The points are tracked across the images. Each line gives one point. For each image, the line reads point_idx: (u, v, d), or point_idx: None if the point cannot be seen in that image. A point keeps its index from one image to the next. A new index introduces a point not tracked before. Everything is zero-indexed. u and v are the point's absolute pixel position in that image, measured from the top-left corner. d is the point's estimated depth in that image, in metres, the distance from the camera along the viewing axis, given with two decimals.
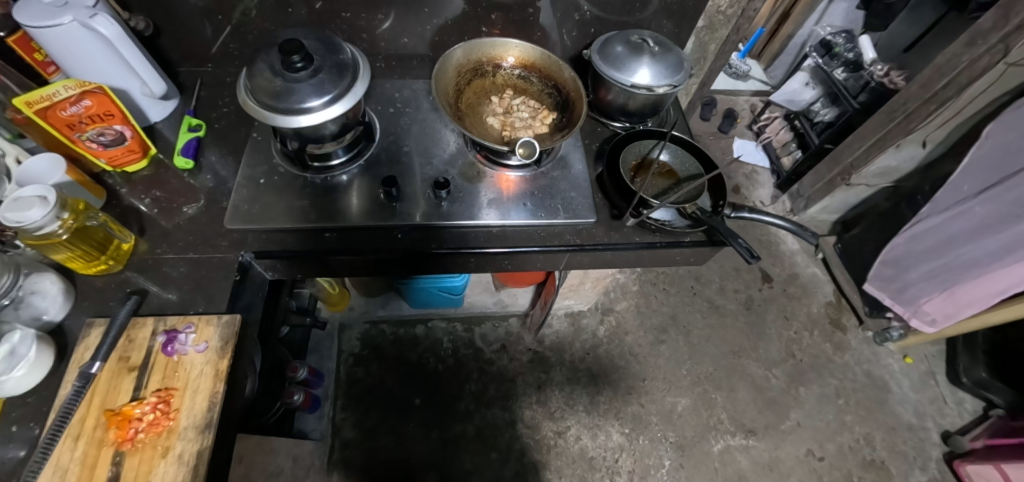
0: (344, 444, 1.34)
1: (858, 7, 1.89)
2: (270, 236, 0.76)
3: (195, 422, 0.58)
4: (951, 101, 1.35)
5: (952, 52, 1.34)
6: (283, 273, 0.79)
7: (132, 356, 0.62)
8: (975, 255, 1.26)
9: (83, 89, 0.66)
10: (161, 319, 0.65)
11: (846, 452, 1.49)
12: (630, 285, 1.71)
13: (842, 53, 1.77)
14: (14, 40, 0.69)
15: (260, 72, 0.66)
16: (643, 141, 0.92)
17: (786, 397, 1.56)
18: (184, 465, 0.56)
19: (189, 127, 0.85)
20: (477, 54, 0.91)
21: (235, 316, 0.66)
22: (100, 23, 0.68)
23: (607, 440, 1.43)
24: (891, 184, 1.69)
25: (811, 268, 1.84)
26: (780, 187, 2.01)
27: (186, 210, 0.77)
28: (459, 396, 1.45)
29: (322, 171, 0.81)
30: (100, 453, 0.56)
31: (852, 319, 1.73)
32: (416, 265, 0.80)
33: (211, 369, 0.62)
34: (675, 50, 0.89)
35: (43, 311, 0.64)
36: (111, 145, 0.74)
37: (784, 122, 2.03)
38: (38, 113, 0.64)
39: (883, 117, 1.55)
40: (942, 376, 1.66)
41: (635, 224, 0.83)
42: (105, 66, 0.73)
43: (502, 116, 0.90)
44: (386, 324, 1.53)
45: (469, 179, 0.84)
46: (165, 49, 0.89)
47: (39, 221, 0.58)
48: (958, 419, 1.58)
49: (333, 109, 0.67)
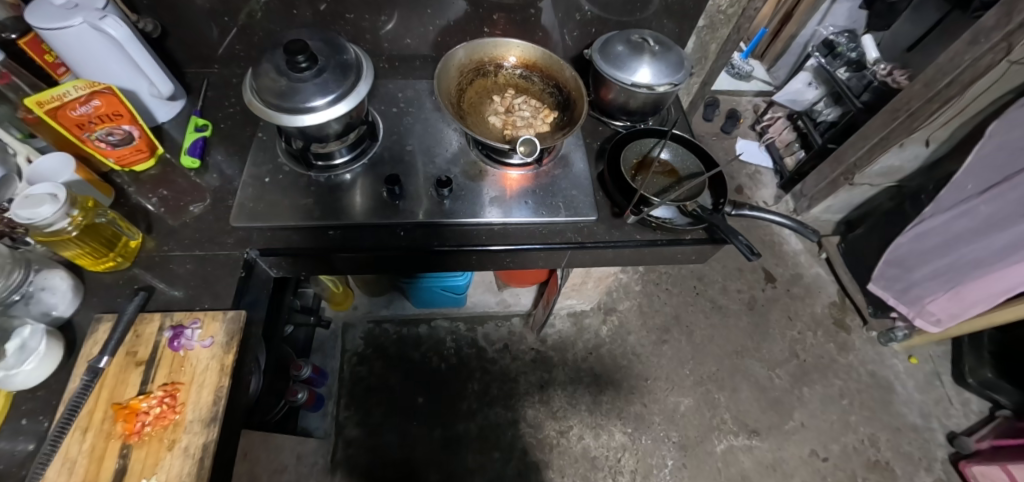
0: (347, 443, 1.35)
1: (861, 7, 1.90)
2: (274, 233, 0.77)
3: (201, 415, 0.59)
4: (953, 100, 1.35)
5: (955, 51, 1.35)
6: (288, 271, 0.80)
7: (140, 351, 0.63)
8: (979, 254, 1.26)
9: (92, 90, 0.67)
10: (168, 314, 0.66)
11: (849, 452, 1.49)
12: (632, 284, 1.71)
13: (845, 53, 1.80)
14: (25, 42, 0.70)
15: (266, 73, 0.67)
16: (644, 139, 0.92)
17: (789, 398, 1.55)
18: (190, 458, 0.57)
19: (195, 127, 0.86)
20: (479, 55, 0.92)
21: (241, 312, 0.67)
22: (109, 24, 0.69)
23: (610, 440, 1.43)
24: (895, 184, 1.68)
25: (814, 268, 1.83)
26: (782, 187, 2.01)
27: (192, 209, 0.78)
28: (461, 395, 1.45)
29: (326, 170, 0.82)
30: (108, 445, 0.57)
31: (857, 319, 1.73)
32: (420, 263, 0.81)
33: (217, 363, 0.63)
34: (676, 49, 0.89)
35: (53, 307, 0.65)
36: (119, 144, 0.75)
37: (787, 122, 2.03)
38: (48, 113, 0.66)
39: (887, 116, 1.55)
40: (947, 376, 1.66)
41: (636, 222, 0.84)
42: (116, 67, 0.75)
43: (504, 115, 0.91)
44: (390, 323, 1.54)
45: (471, 177, 0.84)
46: (172, 51, 0.91)
47: (50, 218, 0.59)
48: (963, 419, 1.57)
49: (337, 108, 0.69)
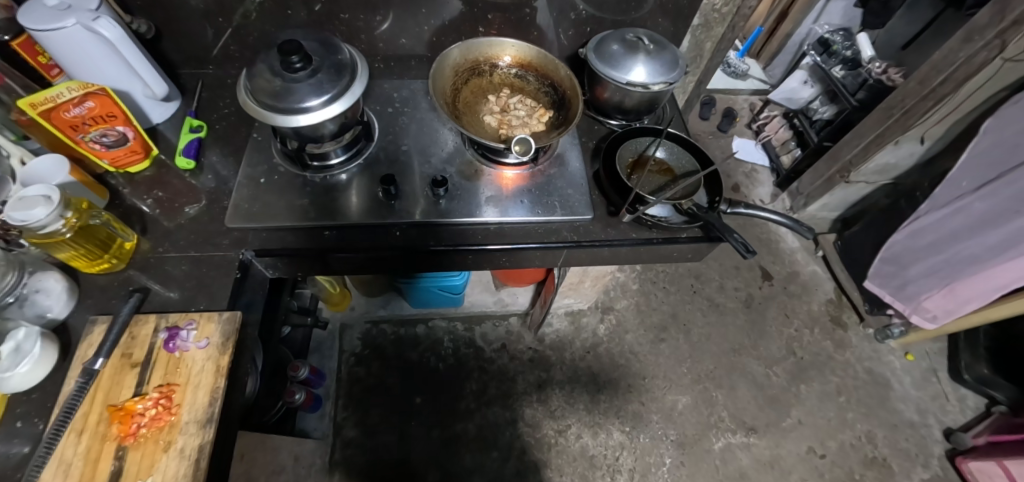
0: (345, 444, 1.35)
1: (856, 5, 1.91)
2: (270, 234, 0.77)
3: (197, 417, 0.59)
4: (948, 98, 1.35)
5: (949, 48, 1.35)
6: (283, 272, 0.80)
7: (135, 353, 0.63)
8: (975, 251, 1.26)
9: (85, 91, 0.67)
10: (163, 316, 0.66)
11: (847, 449, 1.49)
12: (629, 283, 1.72)
13: (840, 51, 1.80)
14: (18, 43, 0.70)
15: (260, 73, 0.67)
16: (639, 138, 0.93)
17: (787, 395, 1.56)
18: (186, 459, 0.57)
19: (190, 127, 0.85)
20: (474, 54, 0.92)
21: (237, 313, 0.67)
22: (102, 25, 0.69)
23: (608, 438, 1.43)
24: (891, 181, 1.68)
25: (811, 266, 1.84)
26: (779, 185, 2.02)
27: (188, 211, 0.78)
28: (459, 395, 1.45)
29: (321, 170, 0.82)
30: (103, 447, 0.56)
31: (853, 317, 1.73)
32: (417, 262, 0.81)
33: (213, 365, 0.63)
34: (670, 47, 0.90)
35: (48, 309, 0.65)
36: (114, 146, 0.75)
37: (783, 121, 2.05)
38: (42, 114, 0.65)
39: (881, 113, 1.56)
40: (943, 373, 1.66)
41: (632, 221, 0.84)
42: (109, 69, 0.75)
43: (499, 114, 0.91)
44: (387, 324, 1.54)
45: (467, 177, 0.84)
46: (166, 51, 0.90)
47: (44, 220, 0.59)
48: (959, 415, 1.58)
49: (331, 108, 0.68)
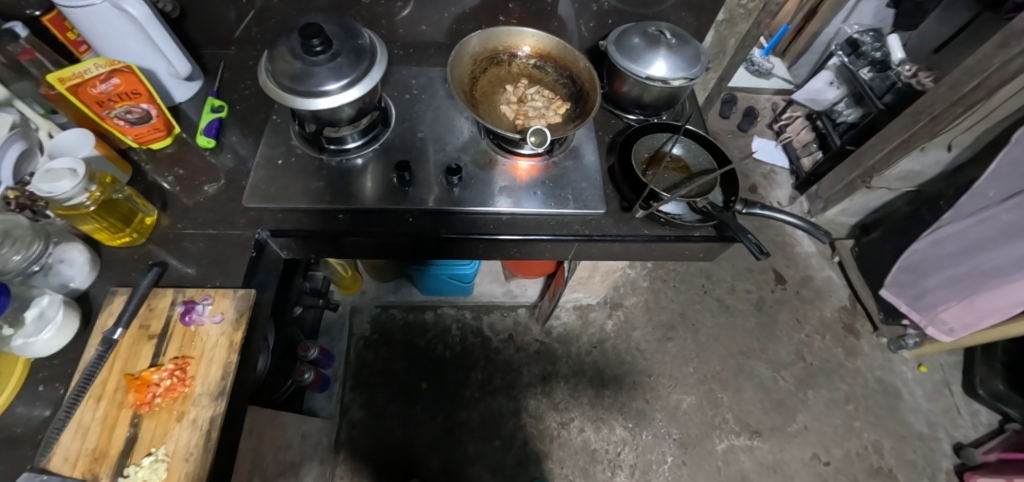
0: (351, 425, 1.37)
1: (888, 5, 1.85)
2: (285, 215, 0.78)
3: (210, 389, 0.61)
4: (979, 105, 1.32)
5: (983, 53, 1.31)
6: (297, 253, 0.81)
7: (152, 325, 0.65)
8: (997, 264, 1.23)
9: (112, 67, 0.68)
10: (180, 290, 0.67)
11: (852, 458, 1.47)
12: (640, 280, 1.71)
13: (869, 52, 1.75)
14: (48, 19, 0.71)
15: (281, 55, 0.68)
16: (656, 134, 0.92)
17: (794, 400, 1.54)
18: (198, 429, 0.58)
19: (211, 107, 0.87)
20: (494, 43, 0.92)
21: (250, 290, 0.69)
22: (129, 3, 0.69)
23: (610, 434, 1.43)
24: (914, 188, 1.64)
25: (826, 271, 1.81)
26: (798, 188, 1.98)
27: (207, 189, 0.79)
28: (464, 383, 1.47)
29: (337, 154, 0.82)
30: (120, 414, 0.58)
31: (866, 325, 1.70)
32: (428, 249, 0.82)
33: (226, 340, 0.64)
34: (693, 42, 0.88)
35: (70, 279, 0.67)
36: (138, 122, 0.76)
37: (806, 122, 2.01)
38: (69, 89, 0.67)
39: (908, 118, 1.52)
40: (957, 386, 1.63)
41: (645, 217, 0.84)
42: (135, 47, 0.76)
43: (516, 105, 0.90)
44: (397, 309, 1.56)
45: (481, 166, 0.84)
46: (189, 31, 0.91)
47: (69, 192, 0.60)
48: (970, 430, 1.55)
49: (350, 93, 0.69)
